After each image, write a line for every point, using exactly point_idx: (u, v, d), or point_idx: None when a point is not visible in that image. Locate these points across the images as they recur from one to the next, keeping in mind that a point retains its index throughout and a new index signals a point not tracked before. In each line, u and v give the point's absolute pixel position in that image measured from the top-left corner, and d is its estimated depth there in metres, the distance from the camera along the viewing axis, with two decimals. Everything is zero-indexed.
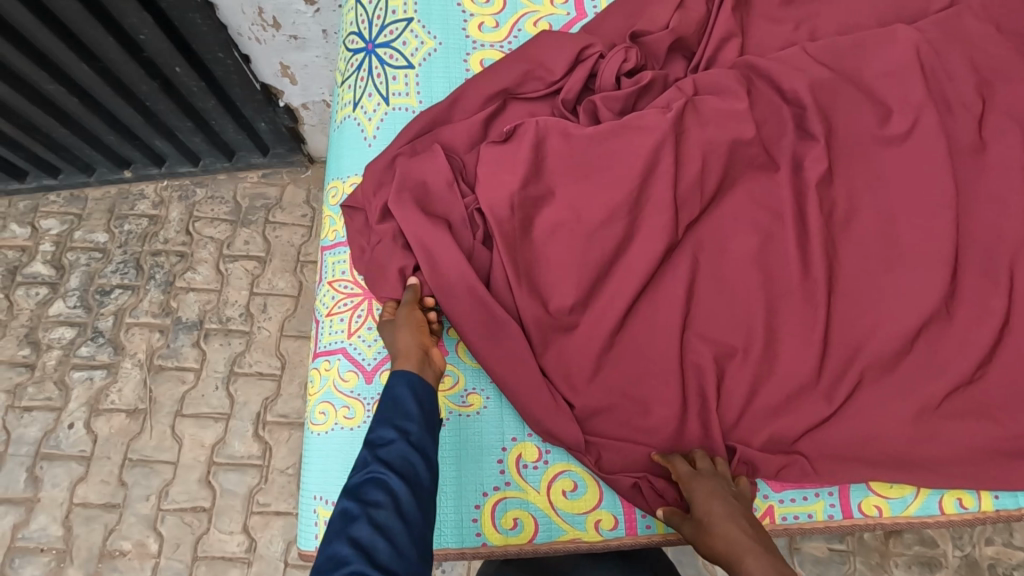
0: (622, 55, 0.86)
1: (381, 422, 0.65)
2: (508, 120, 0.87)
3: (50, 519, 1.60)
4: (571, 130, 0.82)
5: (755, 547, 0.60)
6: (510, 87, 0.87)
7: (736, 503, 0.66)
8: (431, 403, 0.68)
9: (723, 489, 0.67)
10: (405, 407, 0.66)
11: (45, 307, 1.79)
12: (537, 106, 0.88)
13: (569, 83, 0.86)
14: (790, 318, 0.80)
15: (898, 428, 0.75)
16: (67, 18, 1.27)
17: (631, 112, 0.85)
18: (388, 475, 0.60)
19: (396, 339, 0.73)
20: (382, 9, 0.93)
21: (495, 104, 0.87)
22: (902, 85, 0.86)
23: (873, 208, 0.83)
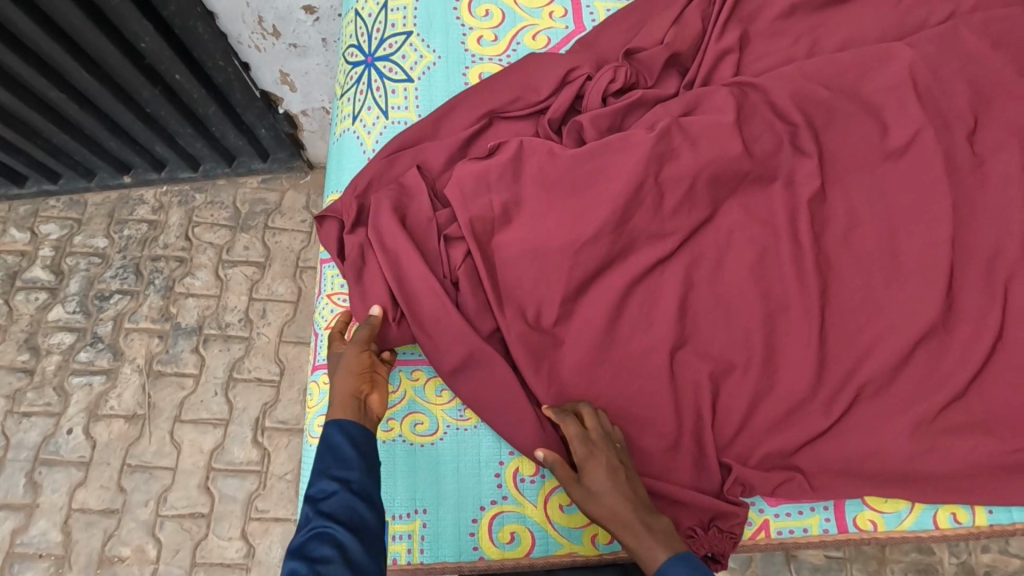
0: (610, 75, 0.86)
1: (319, 475, 0.65)
2: (492, 139, 0.86)
3: (50, 524, 1.60)
4: (556, 150, 0.83)
5: (633, 521, 0.66)
6: (501, 104, 0.87)
7: (620, 468, 0.69)
8: (369, 445, 0.69)
9: (611, 454, 0.70)
10: (342, 454, 0.67)
11: (44, 312, 1.80)
12: (521, 126, 0.88)
13: (556, 103, 0.86)
14: (787, 333, 0.80)
15: (893, 444, 0.76)
16: (68, 27, 1.27)
17: (617, 130, 0.86)
18: (335, 527, 0.61)
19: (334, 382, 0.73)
20: (382, 22, 0.93)
21: (479, 124, 0.86)
22: (897, 101, 0.87)
23: (869, 222, 0.84)
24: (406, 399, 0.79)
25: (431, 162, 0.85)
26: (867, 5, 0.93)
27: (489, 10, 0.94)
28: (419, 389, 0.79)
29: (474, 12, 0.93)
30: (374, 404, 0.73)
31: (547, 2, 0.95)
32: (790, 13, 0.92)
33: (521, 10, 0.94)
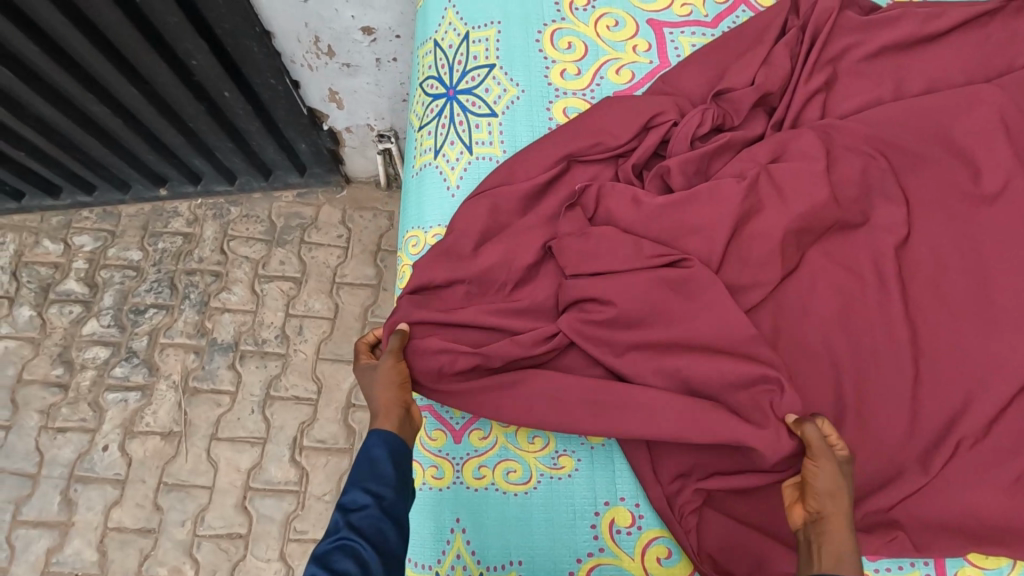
0: (698, 119, 0.83)
1: (354, 486, 0.64)
2: (572, 186, 0.85)
3: (85, 543, 1.58)
4: (642, 197, 0.81)
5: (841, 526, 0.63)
6: (587, 144, 0.84)
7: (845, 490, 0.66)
8: (406, 466, 0.68)
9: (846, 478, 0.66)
10: (381, 470, 0.66)
11: (78, 326, 1.77)
12: (599, 169, 0.86)
13: (640, 148, 0.83)
14: (883, 384, 0.79)
15: (998, 502, 0.74)
16: (122, 44, 1.25)
17: (704, 175, 0.84)
18: (361, 543, 0.59)
19: (373, 396, 0.73)
20: (462, 54, 0.92)
21: (558, 168, 0.84)
22: (990, 147, 0.85)
23: (964, 270, 0.82)
24: (497, 445, 0.78)
25: (517, 204, 0.83)
26: (955, 46, 0.92)
27: (571, 43, 0.92)
28: (512, 436, 0.78)
29: (556, 45, 0.92)
30: (415, 412, 0.74)
31: (630, 36, 0.93)
32: (877, 54, 0.91)
33: (604, 44, 0.92)
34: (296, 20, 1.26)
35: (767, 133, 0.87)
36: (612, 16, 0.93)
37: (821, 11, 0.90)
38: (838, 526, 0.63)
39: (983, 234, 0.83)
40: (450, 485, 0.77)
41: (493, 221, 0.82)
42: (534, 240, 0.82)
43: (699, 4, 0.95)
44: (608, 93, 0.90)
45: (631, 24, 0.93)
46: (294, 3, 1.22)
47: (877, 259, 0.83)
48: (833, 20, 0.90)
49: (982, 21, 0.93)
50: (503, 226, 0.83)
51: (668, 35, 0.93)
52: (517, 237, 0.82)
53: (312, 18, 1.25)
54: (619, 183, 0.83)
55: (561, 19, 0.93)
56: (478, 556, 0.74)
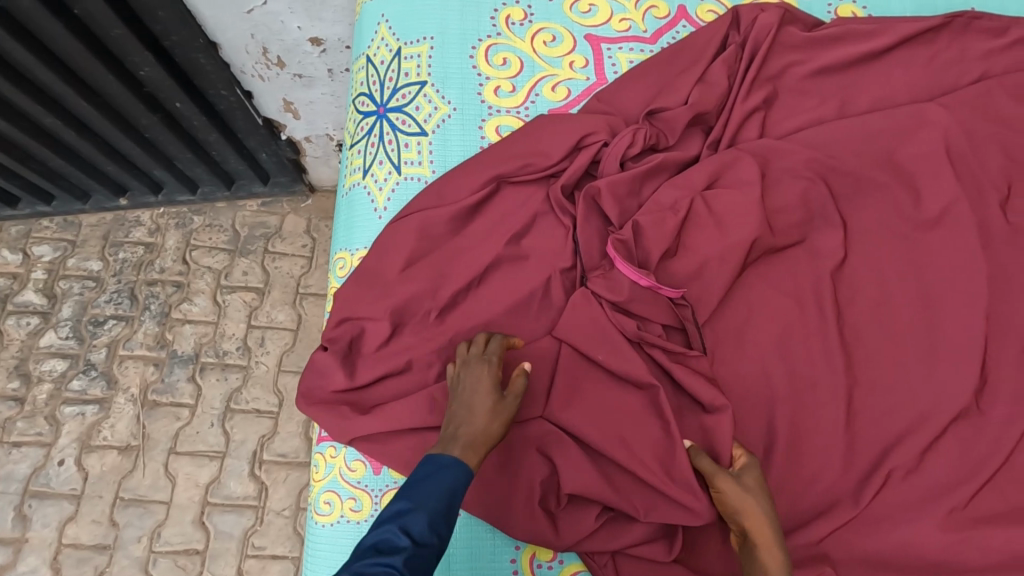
0: (628, 139, 0.81)
1: (423, 509, 0.60)
2: (500, 208, 0.82)
3: (39, 561, 1.55)
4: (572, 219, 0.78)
5: (767, 535, 0.64)
6: (517, 164, 0.82)
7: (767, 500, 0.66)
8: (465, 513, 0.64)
9: (761, 491, 0.67)
10: (451, 509, 0.61)
11: (36, 338, 1.75)
12: (530, 190, 0.83)
13: (570, 169, 0.81)
14: (816, 414, 0.76)
15: (928, 536, 0.71)
16: (66, 57, 1.22)
17: (637, 197, 0.81)
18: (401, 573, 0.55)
19: (476, 419, 0.66)
20: (394, 71, 0.89)
21: (487, 189, 0.81)
22: (932, 167, 0.83)
23: (901, 295, 0.80)
24: None
25: (442, 226, 0.80)
26: (901, 62, 0.89)
27: (506, 59, 0.89)
28: None
29: (491, 61, 0.89)
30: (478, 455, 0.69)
31: (567, 51, 0.90)
32: (820, 71, 0.88)
33: (540, 59, 0.90)
34: (243, 32, 1.23)
35: (703, 155, 0.84)
36: (549, 31, 0.91)
37: (761, 27, 0.87)
38: (760, 552, 0.63)
39: (922, 257, 0.81)
40: (369, 517, 0.75)
41: (418, 244, 0.80)
42: (460, 264, 0.79)
43: (638, 20, 0.92)
44: (543, 111, 0.88)
45: (568, 39, 0.91)
46: (239, 14, 1.19)
47: (813, 283, 0.80)
48: (773, 36, 0.87)
49: (929, 36, 0.90)
50: (430, 249, 0.80)
51: (606, 51, 0.91)
52: (442, 261, 0.79)
53: (260, 30, 1.23)
54: (559, 213, 0.81)
55: (497, 34, 0.90)
56: None
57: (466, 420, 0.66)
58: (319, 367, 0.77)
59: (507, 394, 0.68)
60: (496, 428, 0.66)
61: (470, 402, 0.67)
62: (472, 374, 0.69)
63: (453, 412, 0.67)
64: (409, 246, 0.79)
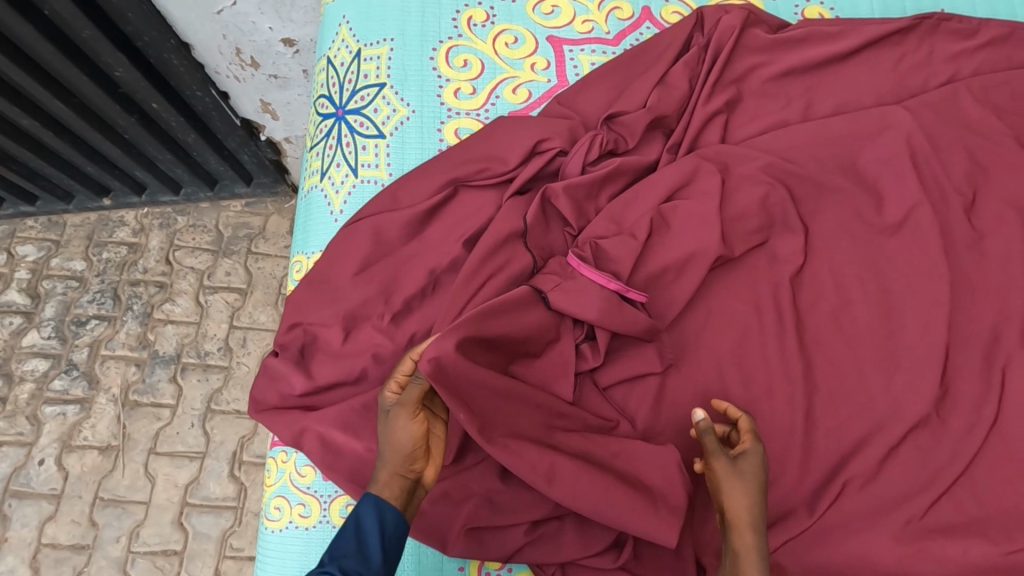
0: (586, 146, 0.80)
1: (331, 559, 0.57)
2: (455, 211, 0.81)
3: (18, 560, 1.55)
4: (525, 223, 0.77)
5: (748, 522, 0.63)
6: (473, 169, 0.82)
7: (755, 487, 0.65)
8: (394, 543, 0.60)
9: (752, 480, 0.65)
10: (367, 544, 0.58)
11: (18, 337, 1.75)
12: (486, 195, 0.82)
13: (523, 174, 0.80)
14: (771, 422, 0.75)
15: (882, 547, 0.70)
16: (39, 58, 1.22)
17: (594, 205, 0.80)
18: None
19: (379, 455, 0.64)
20: (353, 73, 0.89)
21: (442, 193, 0.80)
22: (893, 173, 0.82)
23: (861, 301, 0.79)
24: None
25: (395, 230, 0.79)
26: (867, 64, 0.89)
27: (467, 61, 0.89)
28: None
29: (451, 63, 0.88)
30: (424, 478, 0.64)
31: (529, 53, 0.89)
32: (784, 74, 0.87)
33: (501, 61, 0.89)
34: (214, 32, 1.23)
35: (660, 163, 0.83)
36: (511, 32, 0.90)
37: (724, 29, 0.86)
38: (735, 541, 0.63)
39: (883, 263, 0.80)
40: (318, 523, 0.75)
41: (372, 248, 0.79)
42: (413, 267, 0.78)
43: (601, 21, 0.92)
44: (503, 113, 0.87)
45: (530, 40, 0.90)
46: (208, 15, 1.19)
47: (772, 289, 0.79)
48: (736, 38, 0.86)
49: (896, 38, 0.89)
50: (384, 253, 0.79)
51: (568, 53, 0.90)
52: (395, 265, 0.79)
53: (231, 30, 1.23)
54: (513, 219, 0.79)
55: (458, 35, 0.90)
56: None
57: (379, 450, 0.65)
58: (269, 373, 0.76)
59: (400, 410, 0.64)
60: (400, 450, 0.62)
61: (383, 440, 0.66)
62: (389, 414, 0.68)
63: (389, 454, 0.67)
64: (362, 250, 0.78)
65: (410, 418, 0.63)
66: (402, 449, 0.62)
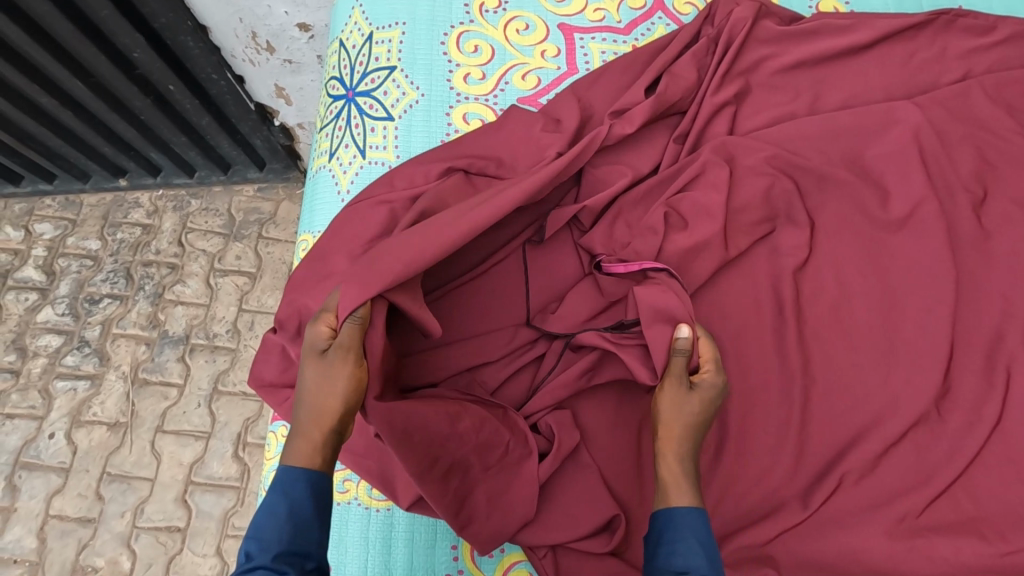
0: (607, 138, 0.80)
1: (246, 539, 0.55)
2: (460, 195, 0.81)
3: (25, 531, 1.59)
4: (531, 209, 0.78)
5: (676, 451, 0.63)
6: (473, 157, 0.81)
7: (693, 422, 0.64)
8: (308, 485, 0.58)
9: (690, 415, 0.64)
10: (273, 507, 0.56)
11: (33, 313, 1.78)
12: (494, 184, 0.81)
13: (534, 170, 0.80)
14: (767, 413, 0.75)
15: (876, 543, 0.70)
16: (60, 38, 1.25)
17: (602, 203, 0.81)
18: None
19: (310, 403, 0.61)
20: (365, 55, 0.89)
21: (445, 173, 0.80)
22: (900, 169, 0.82)
23: (863, 296, 0.79)
24: None
25: None
26: (880, 58, 0.88)
27: (477, 46, 0.89)
28: None
29: (462, 48, 0.89)
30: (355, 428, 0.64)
31: (539, 40, 0.90)
32: (793, 66, 0.87)
33: (512, 47, 0.89)
34: (230, 15, 1.24)
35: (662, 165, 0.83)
36: (523, 19, 0.90)
37: (735, 21, 0.86)
38: (663, 463, 0.63)
39: (887, 259, 0.80)
40: None
41: None
42: None
43: (612, 10, 0.92)
44: (512, 99, 0.87)
45: (541, 27, 0.90)
46: None
47: (772, 281, 0.79)
48: (746, 29, 0.86)
49: (909, 34, 0.89)
50: None
51: (578, 41, 0.90)
52: None
53: (245, 14, 1.23)
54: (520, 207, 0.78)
55: (470, 21, 0.90)
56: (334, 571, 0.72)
57: (304, 398, 0.62)
58: (269, 348, 0.77)
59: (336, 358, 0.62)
60: (328, 398, 0.61)
61: (309, 390, 0.62)
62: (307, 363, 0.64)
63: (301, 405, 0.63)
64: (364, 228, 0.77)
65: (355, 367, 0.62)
66: (338, 395, 0.61)
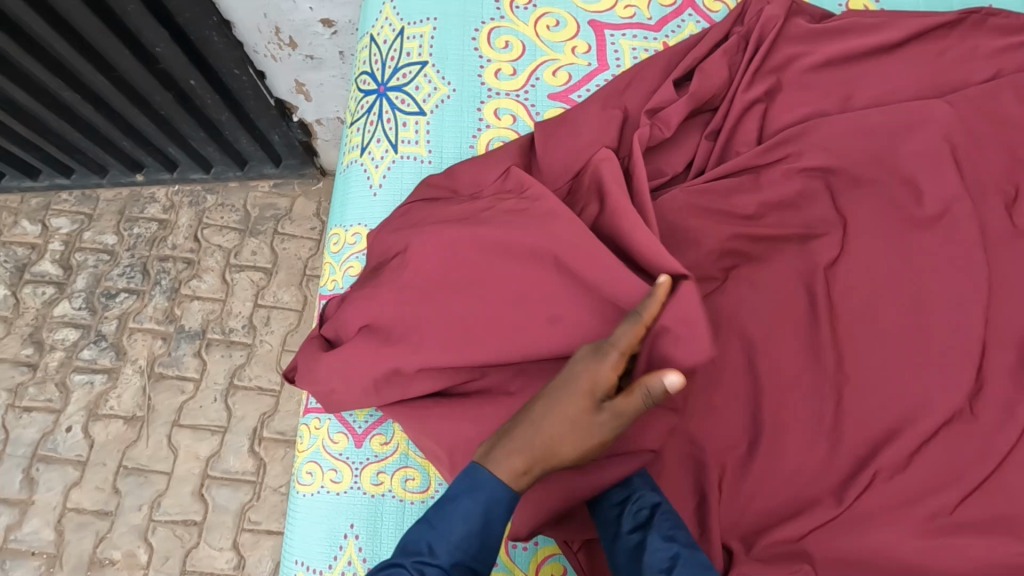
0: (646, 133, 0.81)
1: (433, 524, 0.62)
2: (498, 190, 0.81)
3: (43, 523, 1.60)
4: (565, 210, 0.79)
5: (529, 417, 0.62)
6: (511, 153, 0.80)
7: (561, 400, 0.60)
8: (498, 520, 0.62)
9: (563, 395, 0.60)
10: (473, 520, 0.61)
11: (50, 307, 1.79)
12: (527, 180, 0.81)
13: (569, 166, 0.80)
14: (799, 409, 0.75)
15: (908, 539, 0.70)
16: (85, 32, 1.25)
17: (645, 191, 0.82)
18: None
19: (543, 433, 0.60)
20: (396, 50, 0.90)
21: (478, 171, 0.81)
22: (933, 167, 0.82)
23: (895, 293, 0.79)
24: (398, 451, 0.77)
25: None
26: (911, 57, 0.88)
27: (508, 42, 0.89)
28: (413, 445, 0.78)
29: (493, 44, 0.89)
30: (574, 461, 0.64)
31: (570, 37, 0.90)
32: (824, 65, 0.88)
33: (542, 44, 0.90)
34: (255, 11, 1.25)
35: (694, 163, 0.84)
36: (553, 15, 0.91)
37: (767, 18, 0.87)
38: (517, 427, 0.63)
39: (920, 257, 0.80)
40: (348, 489, 0.76)
41: None
42: None
43: (643, 7, 0.92)
44: (543, 95, 0.88)
45: (572, 24, 0.90)
46: None
47: (803, 279, 0.80)
48: (778, 27, 0.86)
49: (939, 33, 0.89)
50: None
51: (609, 38, 0.90)
52: None
53: (270, 9, 1.24)
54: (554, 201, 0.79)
55: (501, 17, 0.91)
56: (369, 563, 0.73)
57: (549, 436, 0.60)
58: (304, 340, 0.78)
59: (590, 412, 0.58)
60: (569, 442, 0.60)
61: (563, 426, 0.60)
62: (563, 396, 0.60)
63: (534, 435, 0.61)
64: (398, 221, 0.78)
65: (603, 426, 0.58)
66: (576, 448, 0.60)
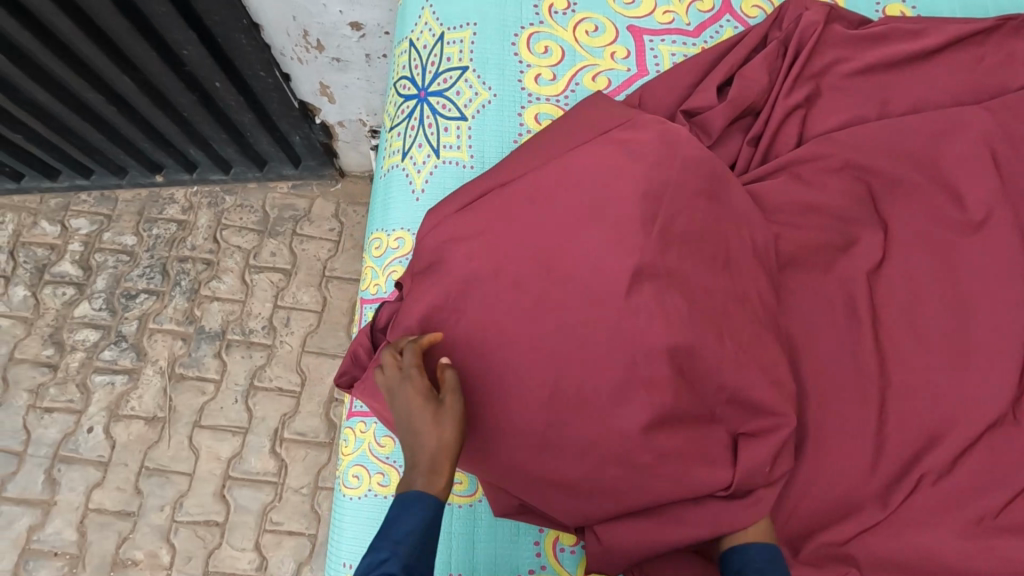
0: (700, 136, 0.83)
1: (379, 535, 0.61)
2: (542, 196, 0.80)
3: (65, 523, 1.60)
4: None
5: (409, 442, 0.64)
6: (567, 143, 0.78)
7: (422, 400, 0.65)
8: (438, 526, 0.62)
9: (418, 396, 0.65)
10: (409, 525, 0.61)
11: (70, 308, 1.80)
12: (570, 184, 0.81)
13: None
14: (843, 414, 0.76)
15: (953, 543, 0.71)
16: (113, 34, 1.26)
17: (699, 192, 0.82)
18: None
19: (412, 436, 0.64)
20: (436, 55, 0.90)
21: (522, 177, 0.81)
22: (974, 173, 0.82)
23: (936, 298, 0.80)
24: None
25: None
26: (953, 59, 0.88)
27: (547, 47, 0.90)
28: None
29: (533, 49, 0.90)
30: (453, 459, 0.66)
31: (609, 42, 0.90)
32: (863, 70, 0.88)
33: (582, 49, 0.90)
34: (284, 14, 1.25)
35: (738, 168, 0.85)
36: (592, 20, 0.91)
37: (807, 25, 0.87)
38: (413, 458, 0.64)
39: (961, 263, 0.80)
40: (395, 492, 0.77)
41: None
42: None
43: (681, 12, 0.92)
44: (583, 100, 0.88)
45: (611, 29, 0.91)
46: None
47: (845, 284, 0.80)
48: (818, 33, 0.87)
49: (977, 39, 0.90)
50: None
51: (648, 43, 0.91)
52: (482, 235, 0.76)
53: (299, 12, 1.25)
54: None
55: (539, 22, 0.91)
56: None
57: (414, 438, 0.63)
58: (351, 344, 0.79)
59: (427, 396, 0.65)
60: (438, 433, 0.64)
61: (414, 423, 0.64)
62: (407, 399, 0.65)
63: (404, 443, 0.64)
64: (444, 223, 0.78)
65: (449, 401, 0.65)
66: (444, 435, 0.64)
